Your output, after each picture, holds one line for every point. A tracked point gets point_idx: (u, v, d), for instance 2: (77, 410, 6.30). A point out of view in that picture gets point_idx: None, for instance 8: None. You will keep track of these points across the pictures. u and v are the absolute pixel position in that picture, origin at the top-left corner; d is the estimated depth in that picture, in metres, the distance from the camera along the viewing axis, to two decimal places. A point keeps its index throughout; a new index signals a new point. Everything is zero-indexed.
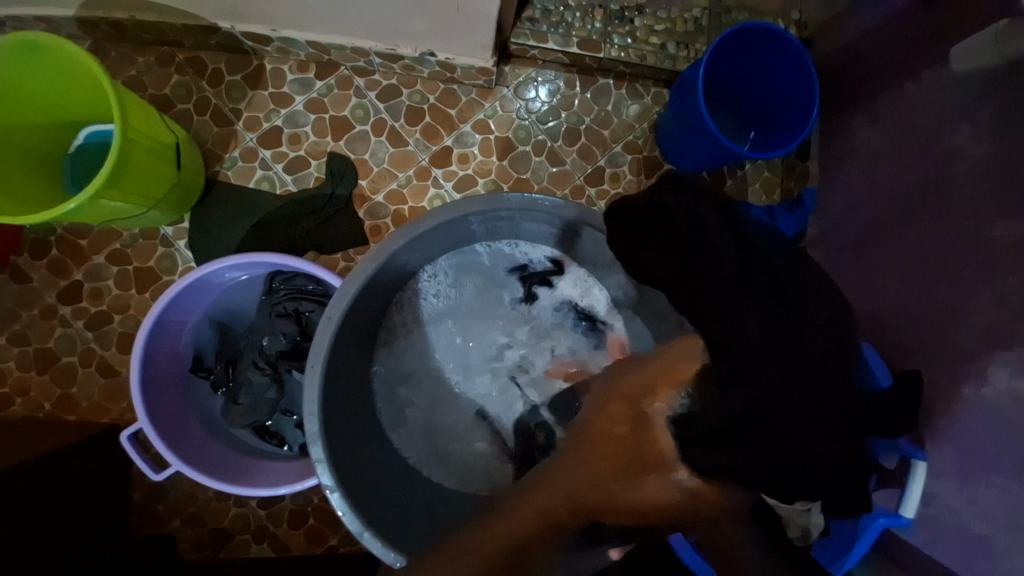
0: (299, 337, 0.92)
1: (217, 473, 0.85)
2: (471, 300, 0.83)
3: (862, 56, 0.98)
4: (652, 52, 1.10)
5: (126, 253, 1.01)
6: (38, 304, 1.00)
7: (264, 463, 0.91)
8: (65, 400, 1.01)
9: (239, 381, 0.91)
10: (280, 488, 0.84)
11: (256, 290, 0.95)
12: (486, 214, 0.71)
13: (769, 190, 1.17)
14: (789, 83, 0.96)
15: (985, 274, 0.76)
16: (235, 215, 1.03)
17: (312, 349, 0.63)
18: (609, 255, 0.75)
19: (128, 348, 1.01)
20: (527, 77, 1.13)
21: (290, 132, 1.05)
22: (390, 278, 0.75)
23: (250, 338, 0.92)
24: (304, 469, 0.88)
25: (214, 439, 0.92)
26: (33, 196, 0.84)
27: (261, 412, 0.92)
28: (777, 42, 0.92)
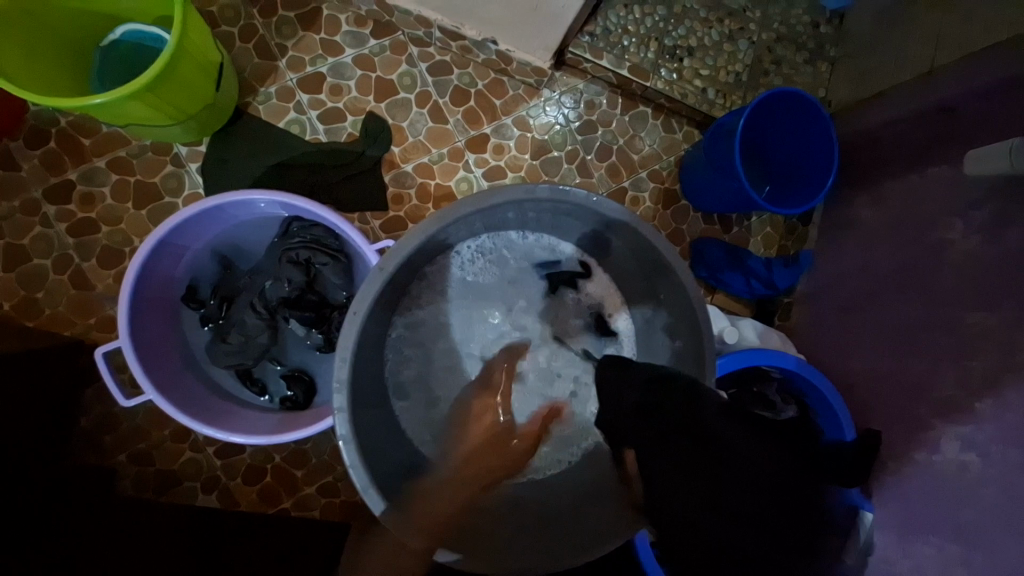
0: (305, 289, 0.88)
1: (192, 409, 0.81)
2: (497, 285, 0.85)
3: (875, 141, 1.07)
4: (693, 93, 1.16)
5: (131, 163, 0.95)
6: (21, 197, 0.93)
7: (239, 409, 0.87)
8: (27, 305, 0.93)
9: (232, 320, 0.87)
10: (258, 437, 0.80)
11: (271, 230, 0.91)
12: (542, 204, 0.72)
13: (768, 245, 1.23)
14: (813, 150, 1.04)
15: (953, 356, 0.83)
16: (258, 151, 0.99)
17: (359, 295, 0.62)
18: (640, 269, 0.77)
19: (110, 264, 0.94)
20: (573, 87, 1.15)
21: (333, 82, 1.02)
22: (431, 246, 0.75)
23: (252, 278, 0.88)
24: (283, 423, 0.84)
25: (192, 375, 0.87)
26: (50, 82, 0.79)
27: (248, 357, 0.87)
28: (813, 112, 0.99)
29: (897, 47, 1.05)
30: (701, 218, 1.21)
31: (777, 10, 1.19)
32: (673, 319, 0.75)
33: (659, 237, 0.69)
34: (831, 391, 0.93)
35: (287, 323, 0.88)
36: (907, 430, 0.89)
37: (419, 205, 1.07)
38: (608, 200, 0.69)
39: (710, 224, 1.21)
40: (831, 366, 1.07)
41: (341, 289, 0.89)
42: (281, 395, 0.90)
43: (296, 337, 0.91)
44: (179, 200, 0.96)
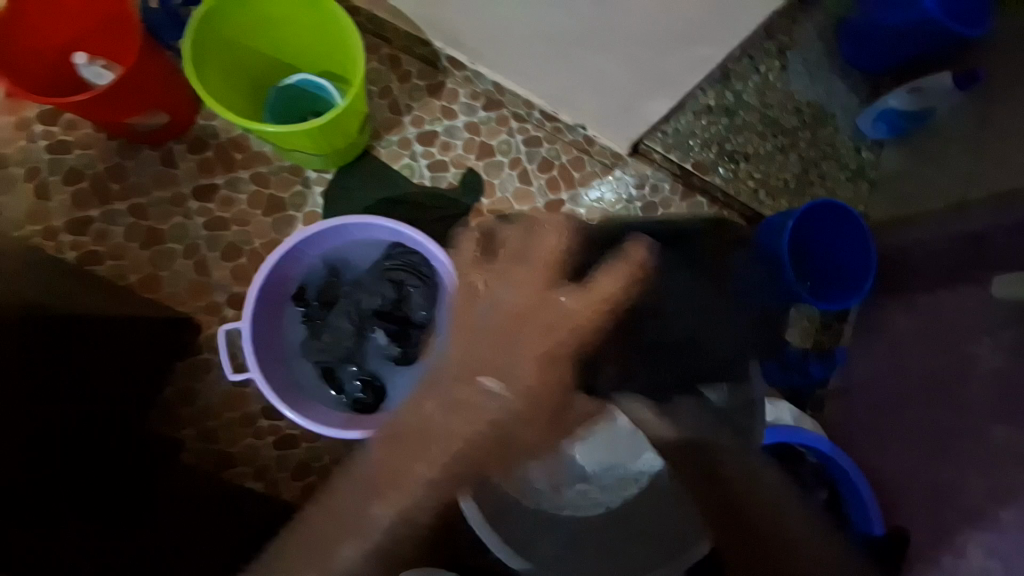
0: (396, 304, 1.00)
1: (281, 393, 0.90)
2: None
3: (911, 257, 1.18)
4: (747, 193, 1.32)
5: (268, 178, 1.12)
6: (171, 189, 1.10)
7: (317, 405, 0.95)
8: (151, 279, 1.07)
9: (329, 321, 0.99)
10: (332, 428, 0.89)
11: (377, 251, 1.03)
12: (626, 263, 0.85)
13: (805, 338, 1.30)
14: (857, 258, 1.16)
15: (981, 466, 0.88)
16: (373, 185, 1.16)
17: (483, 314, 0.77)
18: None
19: (231, 257, 1.09)
20: (643, 173, 1.30)
21: (445, 140, 1.21)
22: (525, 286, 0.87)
23: (353, 288, 1.01)
24: (352, 421, 0.93)
25: (284, 367, 0.96)
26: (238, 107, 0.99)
27: (335, 355, 0.98)
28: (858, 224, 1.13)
29: (932, 180, 1.19)
30: None
31: (824, 133, 1.35)
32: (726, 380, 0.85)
33: None
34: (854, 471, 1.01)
35: (374, 332, 1.00)
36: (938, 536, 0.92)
37: None
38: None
39: None
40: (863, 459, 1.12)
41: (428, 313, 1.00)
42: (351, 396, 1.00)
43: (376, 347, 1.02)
44: (299, 215, 1.12)
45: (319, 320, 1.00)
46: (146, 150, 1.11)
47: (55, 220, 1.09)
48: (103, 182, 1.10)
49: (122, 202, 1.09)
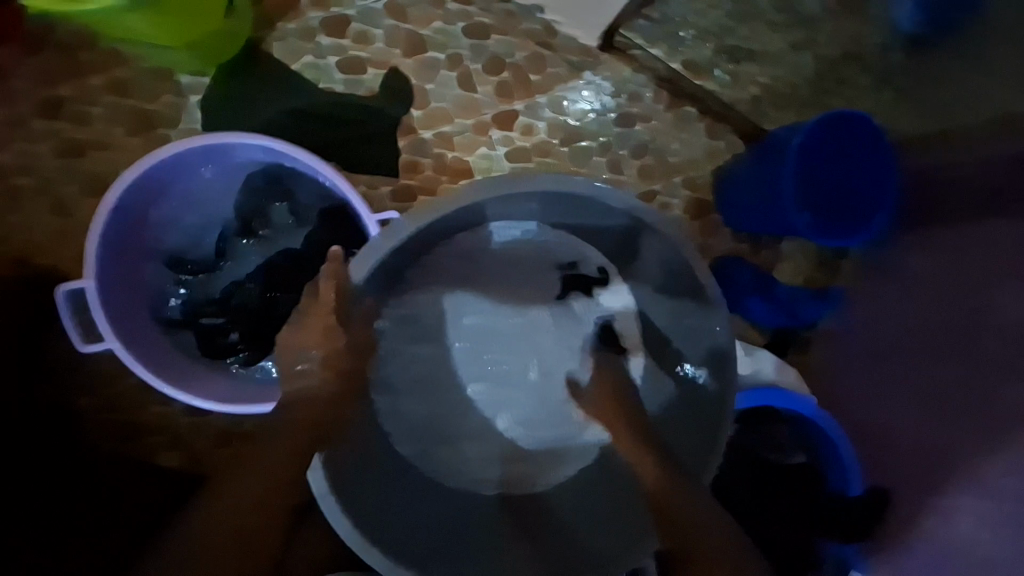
0: (294, 225, 0.81)
1: (133, 344, 0.72)
2: (538, 263, 0.78)
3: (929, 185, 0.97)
4: (747, 100, 1.08)
5: (128, 86, 0.88)
6: (4, 108, 0.86)
7: (182, 361, 0.77)
8: (1, 226, 0.86)
9: (222, 251, 0.81)
10: (168, 387, 0.70)
11: (290, 187, 0.81)
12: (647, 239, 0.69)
13: (802, 275, 1.10)
14: (862, 175, 0.95)
15: None
16: (267, 94, 0.90)
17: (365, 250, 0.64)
18: (662, 265, 0.71)
19: (95, 194, 0.88)
20: (620, 74, 1.06)
21: (358, 28, 0.94)
22: (522, 251, 0.77)
23: (254, 211, 0.81)
24: (218, 391, 0.74)
25: (146, 308, 0.78)
26: None
27: (213, 294, 0.81)
28: (855, 134, 0.93)
29: None
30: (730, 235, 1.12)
31: None
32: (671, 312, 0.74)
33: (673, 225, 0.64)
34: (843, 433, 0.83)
35: (252, 246, 0.82)
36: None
37: (435, 175, 0.98)
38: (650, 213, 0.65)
39: (739, 243, 1.12)
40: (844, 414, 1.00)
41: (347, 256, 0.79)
42: (219, 351, 0.80)
43: (243, 260, 0.82)
44: (175, 134, 0.89)
45: (214, 246, 0.82)
46: None
47: None
48: None
49: None
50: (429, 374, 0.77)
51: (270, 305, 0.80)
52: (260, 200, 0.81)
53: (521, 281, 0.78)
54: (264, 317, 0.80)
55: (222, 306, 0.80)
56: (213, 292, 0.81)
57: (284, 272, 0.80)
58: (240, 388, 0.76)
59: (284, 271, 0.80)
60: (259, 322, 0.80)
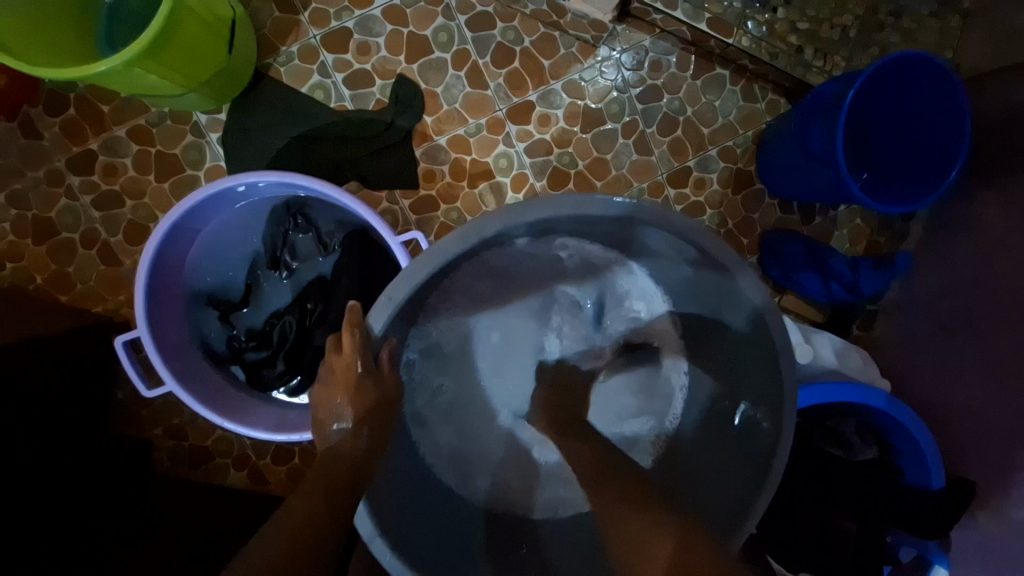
0: (320, 253, 0.82)
1: (189, 384, 0.76)
2: (555, 270, 0.76)
3: (1010, 125, 0.84)
4: (784, 53, 0.97)
5: (151, 132, 0.90)
6: (46, 167, 0.91)
7: (234, 394, 0.80)
8: (60, 278, 0.93)
9: (257, 286, 0.84)
10: (225, 420, 0.73)
11: (312, 216, 0.82)
12: (660, 236, 0.63)
13: (855, 240, 1.03)
14: (921, 119, 0.84)
15: None
16: (279, 120, 0.90)
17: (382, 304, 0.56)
18: (686, 260, 0.65)
19: (136, 240, 0.92)
20: (638, 45, 0.98)
21: (360, 39, 0.92)
22: (536, 262, 0.74)
23: (280, 244, 0.82)
24: (272, 420, 0.77)
25: (197, 349, 0.81)
26: (70, 51, 0.76)
27: (256, 329, 0.84)
28: (915, 74, 0.80)
29: None
30: (776, 206, 1.03)
31: None
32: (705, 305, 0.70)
33: (682, 222, 0.57)
34: (922, 429, 0.77)
35: (285, 278, 0.84)
36: (1008, 496, 0.76)
37: (454, 182, 0.95)
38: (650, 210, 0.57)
39: (787, 213, 1.03)
40: (919, 391, 0.92)
41: (373, 279, 0.79)
42: (267, 382, 0.83)
43: (277, 292, 0.84)
44: (200, 173, 0.91)
45: (248, 282, 0.84)
46: None
47: None
48: None
49: None
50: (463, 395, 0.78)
51: (306, 335, 0.82)
52: (285, 232, 0.82)
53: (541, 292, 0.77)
54: (301, 347, 0.82)
55: (264, 339, 0.83)
56: (256, 325, 0.84)
57: (316, 303, 0.81)
58: (291, 417, 0.79)
59: (314, 302, 0.81)
60: (300, 352, 0.82)
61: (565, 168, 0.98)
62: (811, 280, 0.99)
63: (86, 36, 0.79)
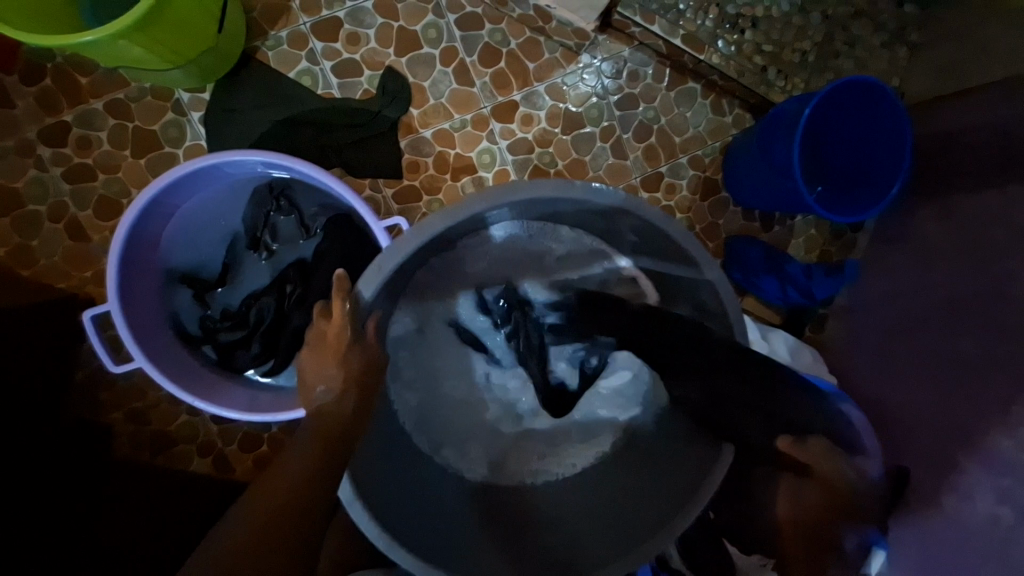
0: (302, 236, 0.83)
1: (159, 361, 0.74)
2: (535, 255, 0.80)
3: (944, 150, 0.94)
4: (751, 72, 1.04)
5: (130, 107, 0.89)
6: (13, 136, 0.88)
7: (206, 375, 0.79)
8: (21, 252, 0.89)
9: (235, 266, 0.84)
10: (197, 399, 0.72)
11: (295, 199, 0.82)
12: (632, 224, 0.68)
13: (809, 249, 1.11)
14: (869, 137, 0.93)
15: (992, 407, 0.77)
16: (265, 103, 0.90)
17: (374, 269, 0.58)
18: (657, 248, 0.69)
19: (108, 215, 0.90)
20: (618, 55, 1.03)
21: (350, 30, 0.93)
22: (516, 245, 0.79)
23: (261, 224, 0.82)
24: (245, 401, 0.77)
25: (168, 328, 0.80)
26: (50, 18, 0.75)
27: (234, 308, 0.83)
28: (866, 96, 0.88)
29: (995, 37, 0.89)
30: (740, 213, 1.10)
31: None
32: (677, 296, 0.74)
33: (655, 211, 0.62)
34: (863, 420, 0.84)
35: (264, 259, 0.84)
36: (939, 484, 0.83)
37: (437, 174, 0.97)
38: (623, 196, 0.61)
39: (750, 220, 1.10)
40: (863, 389, 0.99)
41: (356, 263, 0.80)
42: (241, 364, 0.82)
43: (255, 273, 0.84)
44: (180, 151, 0.90)
45: (226, 262, 0.84)
46: None
47: None
48: None
49: None
50: (443, 374, 0.81)
51: (283, 318, 0.82)
52: (266, 213, 0.82)
53: (521, 273, 0.81)
54: (276, 330, 0.82)
55: (241, 319, 0.82)
56: (233, 306, 0.84)
57: (295, 285, 0.81)
58: (265, 399, 0.78)
59: (293, 284, 0.82)
60: (278, 334, 0.81)
61: (545, 167, 1.02)
62: (769, 283, 1.06)
63: (68, 5, 0.78)
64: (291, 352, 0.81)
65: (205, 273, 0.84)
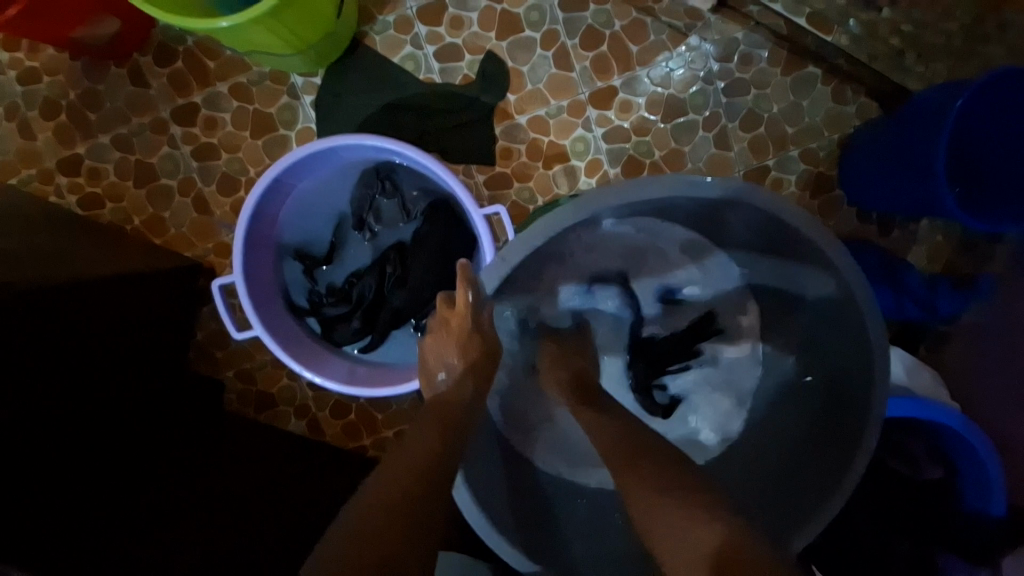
0: (403, 220, 0.86)
1: (273, 330, 0.80)
2: (643, 253, 0.77)
3: None
4: (886, 55, 0.94)
5: (250, 90, 0.95)
6: (151, 115, 0.97)
7: (311, 345, 0.84)
8: (154, 221, 0.99)
9: (342, 246, 0.88)
10: (305, 369, 0.78)
11: (399, 183, 0.85)
12: (756, 220, 0.64)
13: (931, 258, 1.00)
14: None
15: None
16: (370, 87, 0.93)
17: (499, 260, 0.58)
18: (784, 245, 0.65)
19: (228, 192, 0.98)
20: (731, 36, 0.96)
21: (454, 13, 0.93)
22: (625, 244, 0.75)
23: (366, 207, 0.86)
24: (347, 374, 0.82)
25: (281, 300, 0.86)
26: (190, 4, 0.81)
27: (339, 286, 0.88)
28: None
29: None
30: (854, 214, 1.00)
31: None
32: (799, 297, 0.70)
33: (791, 207, 0.58)
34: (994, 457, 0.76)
35: (368, 240, 0.88)
36: None
37: (529, 163, 0.96)
38: (753, 190, 0.58)
39: (865, 222, 1.00)
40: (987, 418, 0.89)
41: (452, 250, 0.82)
42: (343, 338, 0.87)
43: (359, 253, 0.89)
44: (292, 133, 0.95)
45: (334, 241, 0.88)
46: (116, 70, 0.96)
47: (47, 162, 0.98)
48: (82, 112, 0.97)
49: (103, 135, 0.98)
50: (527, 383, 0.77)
51: (380, 297, 0.86)
52: (372, 196, 0.85)
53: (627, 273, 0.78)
54: (376, 310, 0.86)
55: (345, 296, 0.87)
56: (338, 283, 0.89)
57: (393, 268, 0.85)
58: (364, 373, 0.83)
59: (392, 266, 0.85)
60: (376, 313, 0.86)
61: (640, 158, 0.97)
62: (881, 293, 0.97)
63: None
64: (387, 331, 0.85)
65: (314, 250, 0.89)
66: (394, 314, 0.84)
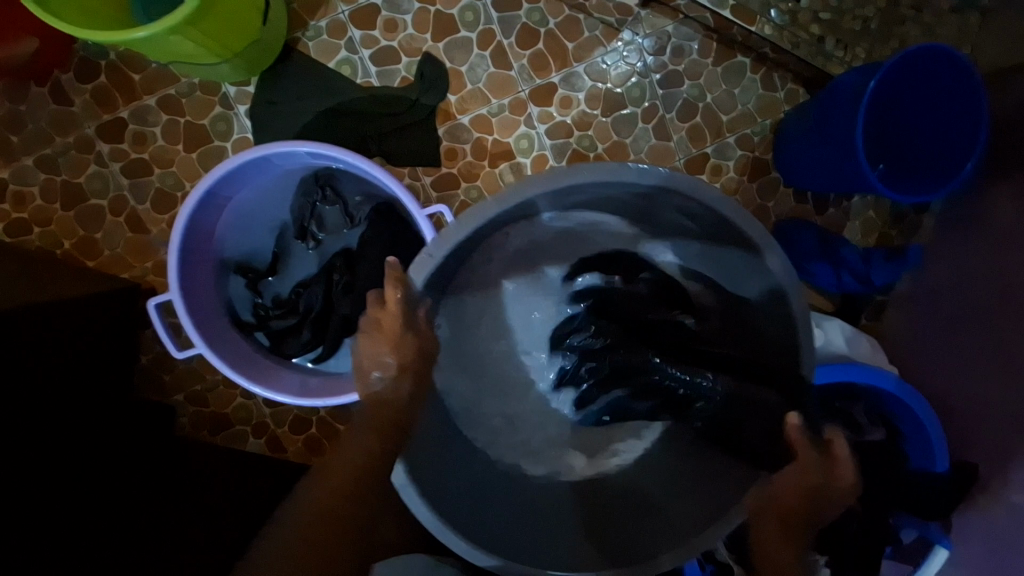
0: (347, 225, 0.84)
1: (217, 347, 0.78)
2: (576, 241, 0.79)
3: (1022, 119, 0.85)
4: (807, 42, 0.98)
5: (181, 102, 0.92)
6: (75, 133, 0.93)
7: (260, 360, 0.82)
8: (86, 244, 0.94)
9: (285, 256, 0.87)
10: (253, 383, 0.76)
11: (339, 189, 0.84)
12: (680, 205, 0.65)
13: (866, 231, 1.05)
14: (937, 108, 0.86)
15: None
16: (306, 94, 0.92)
17: (424, 256, 0.58)
18: (709, 228, 0.67)
19: (163, 208, 0.94)
20: (662, 30, 0.99)
21: (388, 16, 0.93)
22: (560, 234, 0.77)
23: (307, 214, 0.84)
24: (297, 385, 0.80)
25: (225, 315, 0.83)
26: (105, 16, 0.78)
27: (285, 296, 0.86)
28: (933, 64, 0.82)
29: None
30: (791, 195, 1.04)
31: None
32: (726, 279, 0.72)
33: (712, 192, 0.60)
34: (930, 415, 0.80)
35: (312, 249, 0.86)
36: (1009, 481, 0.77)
37: (474, 161, 0.96)
38: (669, 177, 0.59)
39: (802, 202, 1.04)
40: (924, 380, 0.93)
41: (398, 251, 0.81)
42: (292, 350, 0.85)
43: (305, 262, 0.87)
44: (228, 145, 0.92)
45: (276, 251, 0.87)
46: (33, 87, 0.92)
47: None
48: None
49: (24, 156, 0.93)
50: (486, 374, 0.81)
51: (329, 305, 0.84)
52: (312, 203, 0.83)
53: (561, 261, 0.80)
54: (324, 319, 0.84)
55: (292, 307, 0.85)
56: (284, 294, 0.87)
57: (339, 274, 0.83)
58: (317, 382, 0.81)
59: (338, 272, 0.83)
60: (325, 323, 0.84)
61: (584, 151, 0.99)
62: (821, 268, 1.01)
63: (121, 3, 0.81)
64: (337, 339, 0.84)
65: (256, 262, 0.87)
66: (342, 321, 0.83)
